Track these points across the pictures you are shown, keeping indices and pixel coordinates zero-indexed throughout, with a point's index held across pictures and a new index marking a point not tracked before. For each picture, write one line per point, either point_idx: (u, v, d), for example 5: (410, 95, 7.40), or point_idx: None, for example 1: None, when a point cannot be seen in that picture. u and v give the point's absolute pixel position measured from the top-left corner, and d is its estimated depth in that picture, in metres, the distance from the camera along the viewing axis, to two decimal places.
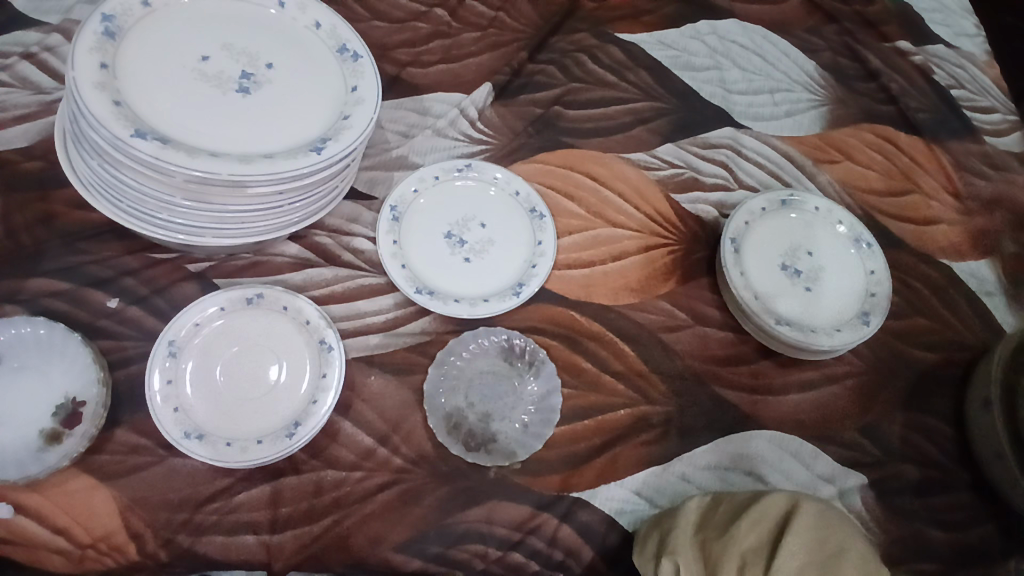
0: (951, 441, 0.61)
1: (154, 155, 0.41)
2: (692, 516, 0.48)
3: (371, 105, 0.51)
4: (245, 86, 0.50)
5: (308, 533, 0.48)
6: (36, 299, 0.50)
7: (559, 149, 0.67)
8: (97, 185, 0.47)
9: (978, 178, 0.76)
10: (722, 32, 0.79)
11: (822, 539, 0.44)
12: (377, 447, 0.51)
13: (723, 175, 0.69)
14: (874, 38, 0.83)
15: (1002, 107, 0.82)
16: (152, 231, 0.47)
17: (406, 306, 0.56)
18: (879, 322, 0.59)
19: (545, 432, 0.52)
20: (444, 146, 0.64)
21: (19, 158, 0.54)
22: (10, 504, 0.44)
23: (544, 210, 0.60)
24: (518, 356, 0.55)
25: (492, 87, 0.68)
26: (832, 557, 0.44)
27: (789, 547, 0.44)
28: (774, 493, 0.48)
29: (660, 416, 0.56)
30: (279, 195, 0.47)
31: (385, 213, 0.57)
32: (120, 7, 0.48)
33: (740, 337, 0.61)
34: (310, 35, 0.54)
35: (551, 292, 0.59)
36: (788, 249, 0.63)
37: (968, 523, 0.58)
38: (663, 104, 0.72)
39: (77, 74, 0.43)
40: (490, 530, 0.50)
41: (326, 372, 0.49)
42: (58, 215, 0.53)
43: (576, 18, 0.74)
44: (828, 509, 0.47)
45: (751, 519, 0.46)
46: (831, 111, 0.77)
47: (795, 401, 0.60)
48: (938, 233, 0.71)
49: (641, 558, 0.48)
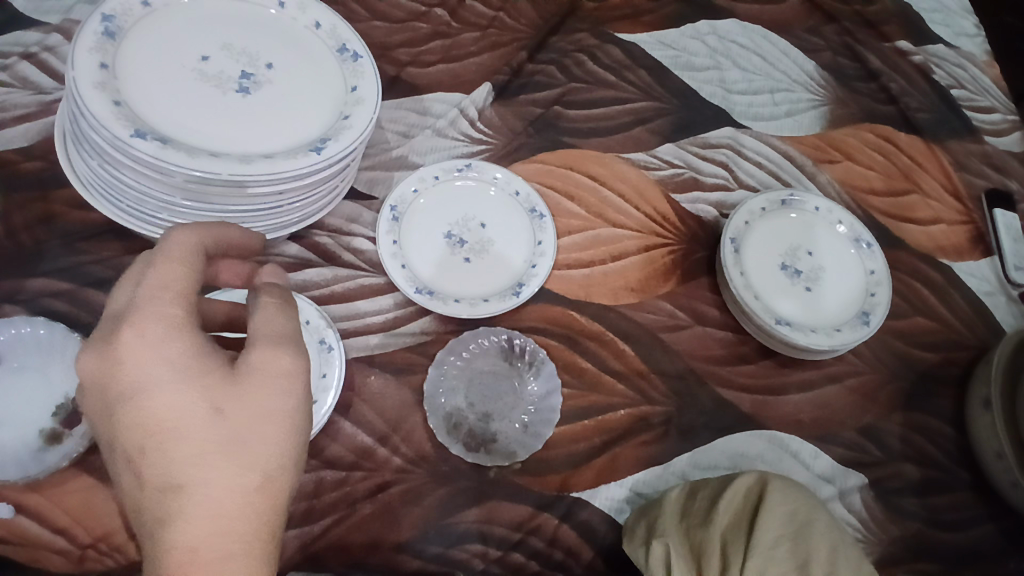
0: (951, 441, 0.61)
1: (154, 155, 0.41)
2: (675, 504, 0.48)
3: (371, 105, 0.51)
4: (245, 86, 0.50)
5: (308, 533, 0.47)
6: (36, 299, 0.50)
7: (559, 149, 0.67)
8: (97, 185, 0.47)
9: (977, 178, 0.76)
10: (721, 32, 0.79)
11: (792, 512, 0.45)
12: (376, 447, 0.51)
13: (723, 176, 0.69)
14: (874, 38, 0.83)
15: (1002, 107, 0.82)
16: (154, 230, 0.47)
17: (407, 306, 0.56)
18: (880, 322, 0.59)
19: (545, 432, 0.53)
20: (444, 146, 0.64)
21: (19, 158, 0.54)
22: (11, 504, 0.43)
23: (544, 210, 0.60)
24: (518, 356, 0.56)
25: (492, 87, 0.68)
26: (803, 528, 0.44)
27: (764, 522, 0.44)
28: (745, 474, 0.48)
29: (660, 415, 0.56)
30: (279, 195, 0.46)
31: (385, 212, 0.56)
32: (120, 7, 0.48)
33: (740, 337, 0.61)
34: (310, 35, 0.54)
35: (551, 292, 0.59)
36: (788, 249, 0.63)
37: (969, 523, 0.58)
38: (663, 104, 0.72)
39: (77, 74, 0.43)
40: (490, 529, 0.50)
41: (326, 372, 0.49)
42: (58, 215, 0.52)
43: (576, 18, 0.74)
44: (796, 484, 0.47)
45: (726, 498, 0.46)
46: (831, 110, 0.77)
47: (795, 401, 0.60)
48: (939, 233, 0.71)
49: (631, 544, 0.48)
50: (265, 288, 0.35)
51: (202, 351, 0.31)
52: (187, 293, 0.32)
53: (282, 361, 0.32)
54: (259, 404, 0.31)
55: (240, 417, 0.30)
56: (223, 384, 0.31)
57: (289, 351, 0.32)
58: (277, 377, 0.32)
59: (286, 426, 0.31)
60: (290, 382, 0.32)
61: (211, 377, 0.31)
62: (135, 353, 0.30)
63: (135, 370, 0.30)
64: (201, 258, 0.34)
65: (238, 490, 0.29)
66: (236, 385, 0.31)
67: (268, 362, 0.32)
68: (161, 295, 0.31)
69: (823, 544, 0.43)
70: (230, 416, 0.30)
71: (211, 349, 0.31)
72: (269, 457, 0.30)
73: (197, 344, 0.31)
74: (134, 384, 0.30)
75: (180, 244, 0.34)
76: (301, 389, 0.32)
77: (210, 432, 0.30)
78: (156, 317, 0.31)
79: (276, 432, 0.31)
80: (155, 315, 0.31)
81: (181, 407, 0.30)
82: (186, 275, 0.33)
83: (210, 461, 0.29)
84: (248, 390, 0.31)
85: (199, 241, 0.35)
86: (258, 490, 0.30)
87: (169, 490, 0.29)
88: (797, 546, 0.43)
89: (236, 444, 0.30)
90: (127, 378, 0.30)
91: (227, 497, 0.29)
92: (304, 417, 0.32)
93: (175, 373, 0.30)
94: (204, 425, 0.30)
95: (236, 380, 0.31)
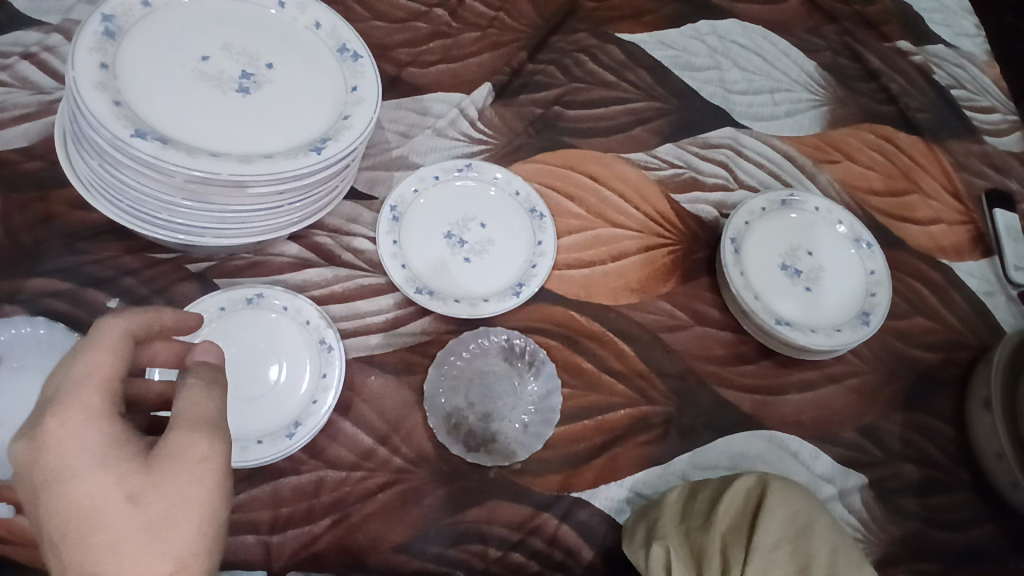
0: (951, 441, 0.61)
1: (154, 155, 0.41)
2: (676, 505, 0.48)
3: (371, 105, 0.51)
4: (245, 86, 0.50)
5: (307, 533, 0.47)
6: (36, 299, 0.49)
7: (559, 149, 0.67)
8: (97, 185, 0.46)
9: (977, 178, 0.76)
10: (721, 32, 0.79)
11: (792, 513, 0.45)
12: (377, 447, 0.51)
13: (723, 175, 0.69)
14: (875, 38, 0.83)
15: (1001, 107, 0.82)
16: (152, 231, 0.47)
17: (406, 306, 0.56)
18: (879, 322, 0.59)
19: (545, 432, 0.53)
20: (444, 146, 0.64)
21: (19, 158, 0.54)
22: (11, 505, 0.43)
23: (544, 210, 0.60)
24: (518, 356, 0.55)
25: (491, 88, 0.68)
26: (801, 531, 0.44)
27: (765, 523, 0.44)
28: (744, 475, 0.48)
29: (660, 415, 0.56)
30: (279, 195, 0.46)
31: (385, 212, 0.56)
32: (121, 7, 0.48)
33: (740, 337, 0.61)
34: (310, 35, 0.54)
35: (550, 292, 0.59)
36: (788, 249, 0.63)
37: (969, 524, 0.58)
38: (663, 104, 0.72)
39: (76, 73, 0.42)
40: (490, 529, 0.50)
41: (326, 372, 0.49)
42: (59, 215, 0.53)
43: (576, 18, 0.74)
44: (796, 485, 0.47)
45: (727, 499, 0.46)
46: (831, 111, 0.77)
47: (795, 401, 0.60)
48: (939, 234, 0.71)
49: (630, 546, 0.48)
50: (194, 368, 0.35)
51: (121, 438, 0.31)
52: (112, 378, 0.32)
53: (196, 446, 0.31)
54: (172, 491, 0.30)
55: (155, 503, 0.30)
56: (138, 473, 0.30)
57: (207, 436, 0.32)
58: (191, 463, 0.31)
59: (199, 513, 0.31)
60: (204, 468, 0.31)
61: (128, 465, 0.30)
62: (56, 441, 0.30)
63: (56, 458, 0.30)
64: (128, 344, 0.34)
65: None
66: (151, 471, 0.30)
67: (185, 448, 0.31)
68: (83, 386, 0.31)
69: (823, 546, 0.43)
70: (143, 504, 0.30)
71: (132, 436, 0.31)
72: (183, 544, 0.30)
73: (116, 430, 0.31)
74: (52, 474, 0.30)
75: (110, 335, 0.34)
76: (217, 476, 0.32)
77: (122, 520, 0.29)
78: (78, 407, 0.31)
79: (191, 518, 0.30)
80: (76, 407, 0.31)
81: (96, 496, 0.29)
82: (114, 363, 0.33)
83: (124, 551, 0.29)
84: (164, 477, 0.30)
85: (128, 329, 0.35)
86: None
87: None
88: (797, 547, 0.43)
89: (150, 532, 0.30)
90: (49, 467, 0.30)
91: None
92: (222, 500, 0.32)
93: (90, 461, 0.30)
94: (119, 515, 0.29)
95: (151, 468, 0.31)
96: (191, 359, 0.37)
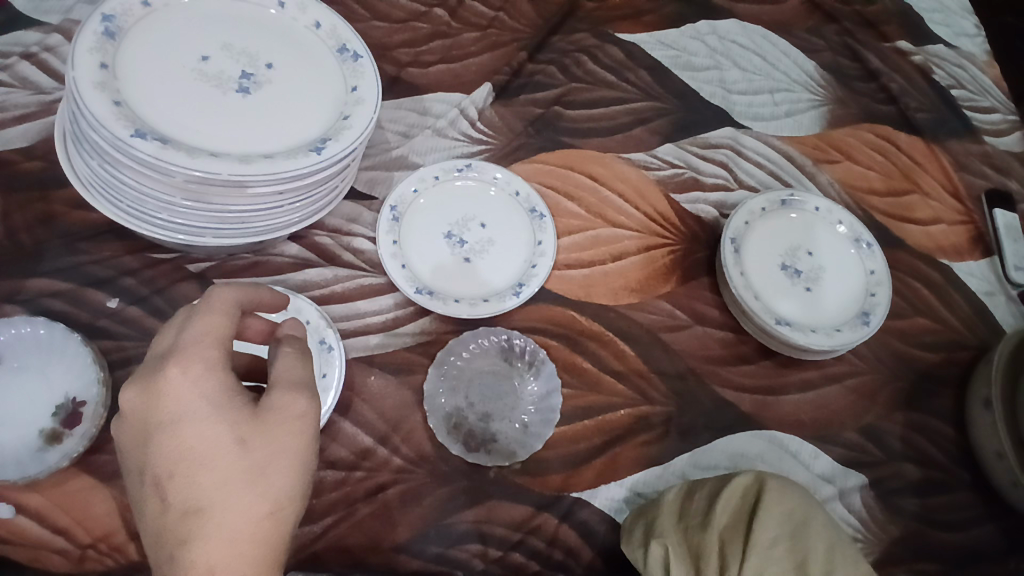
0: (951, 441, 0.61)
1: (154, 155, 0.41)
2: (673, 504, 0.48)
3: (372, 105, 0.51)
4: (245, 86, 0.50)
5: (308, 533, 0.47)
6: (36, 300, 0.50)
7: (559, 149, 0.67)
8: (97, 185, 0.46)
9: (977, 178, 0.76)
10: (721, 32, 0.79)
11: (789, 511, 0.45)
12: (376, 446, 0.51)
13: (723, 176, 0.69)
14: (875, 38, 0.83)
15: (1001, 107, 0.82)
16: (151, 231, 0.47)
17: (406, 306, 0.56)
18: (880, 322, 0.59)
19: (545, 432, 0.53)
20: (444, 146, 0.64)
21: (19, 158, 0.54)
22: (11, 504, 0.43)
23: (544, 210, 0.60)
24: (518, 356, 0.55)
25: (492, 87, 0.68)
26: (798, 528, 0.44)
27: (762, 521, 0.44)
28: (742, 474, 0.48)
29: (660, 415, 0.56)
30: (279, 195, 0.46)
31: (385, 212, 0.56)
32: (120, 7, 0.48)
33: (740, 337, 0.61)
34: (310, 35, 0.54)
35: (551, 292, 0.59)
36: (788, 249, 0.63)
37: (969, 524, 0.58)
38: (663, 104, 0.72)
39: (77, 74, 0.43)
40: (490, 529, 0.50)
41: (326, 372, 0.50)
42: (58, 216, 0.53)
43: (576, 18, 0.74)
44: (793, 483, 0.47)
45: (723, 498, 0.46)
46: (831, 111, 0.77)
47: (795, 401, 0.60)
48: (939, 233, 0.71)
49: (629, 544, 0.48)
50: (285, 339, 0.40)
51: (231, 391, 0.36)
52: (223, 337, 0.37)
53: (298, 404, 0.37)
54: (277, 441, 0.35)
55: (261, 450, 0.35)
56: (248, 421, 0.35)
57: (305, 396, 0.37)
58: (295, 418, 0.36)
59: (295, 463, 0.36)
60: (303, 423, 0.37)
61: (240, 413, 0.35)
62: (179, 389, 0.35)
63: (179, 404, 0.34)
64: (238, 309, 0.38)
65: (254, 516, 0.34)
66: (260, 421, 0.35)
67: (288, 404, 0.36)
68: (201, 342, 0.36)
69: (820, 543, 0.43)
70: (252, 449, 0.35)
71: (239, 390, 0.36)
72: (280, 490, 0.35)
73: (228, 383, 0.36)
74: (171, 416, 0.34)
75: (222, 298, 0.38)
76: (311, 432, 0.37)
77: (233, 461, 0.34)
78: (198, 358, 0.35)
79: (290, 466, 0.35)
80: (196, 359, 0.35)
81: (212, 438, 0.34)
82: (226, 321, 0.37)
83: (234, 488, 0.34)
84: (271, 427, 0.36)
85: (237, 295, 0.39)
86: (268, 514, 0.34)
87: (190, 512, 0.33)
88: (794, 545, 0.43)
89: (255, 475, 0.34)
90: (167, 411, 0.34)
91: (244, 521, 0.33)
92: (312, 455, 0.37)
93: (211, 407, 0.35)
94: (231, 456, 0.34)
95: (259, 419, 0.35)
96: (280, 331, 0.41)
